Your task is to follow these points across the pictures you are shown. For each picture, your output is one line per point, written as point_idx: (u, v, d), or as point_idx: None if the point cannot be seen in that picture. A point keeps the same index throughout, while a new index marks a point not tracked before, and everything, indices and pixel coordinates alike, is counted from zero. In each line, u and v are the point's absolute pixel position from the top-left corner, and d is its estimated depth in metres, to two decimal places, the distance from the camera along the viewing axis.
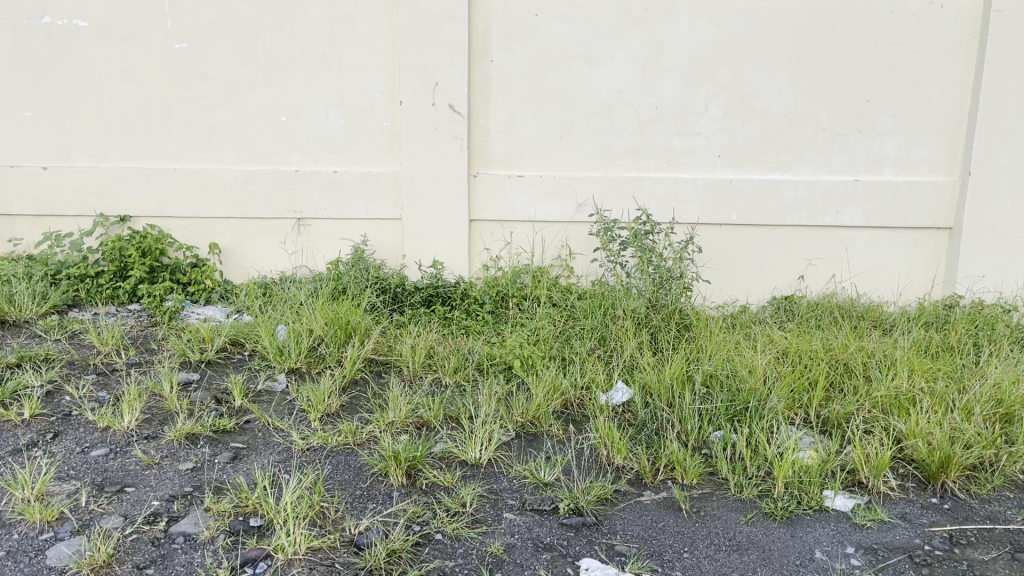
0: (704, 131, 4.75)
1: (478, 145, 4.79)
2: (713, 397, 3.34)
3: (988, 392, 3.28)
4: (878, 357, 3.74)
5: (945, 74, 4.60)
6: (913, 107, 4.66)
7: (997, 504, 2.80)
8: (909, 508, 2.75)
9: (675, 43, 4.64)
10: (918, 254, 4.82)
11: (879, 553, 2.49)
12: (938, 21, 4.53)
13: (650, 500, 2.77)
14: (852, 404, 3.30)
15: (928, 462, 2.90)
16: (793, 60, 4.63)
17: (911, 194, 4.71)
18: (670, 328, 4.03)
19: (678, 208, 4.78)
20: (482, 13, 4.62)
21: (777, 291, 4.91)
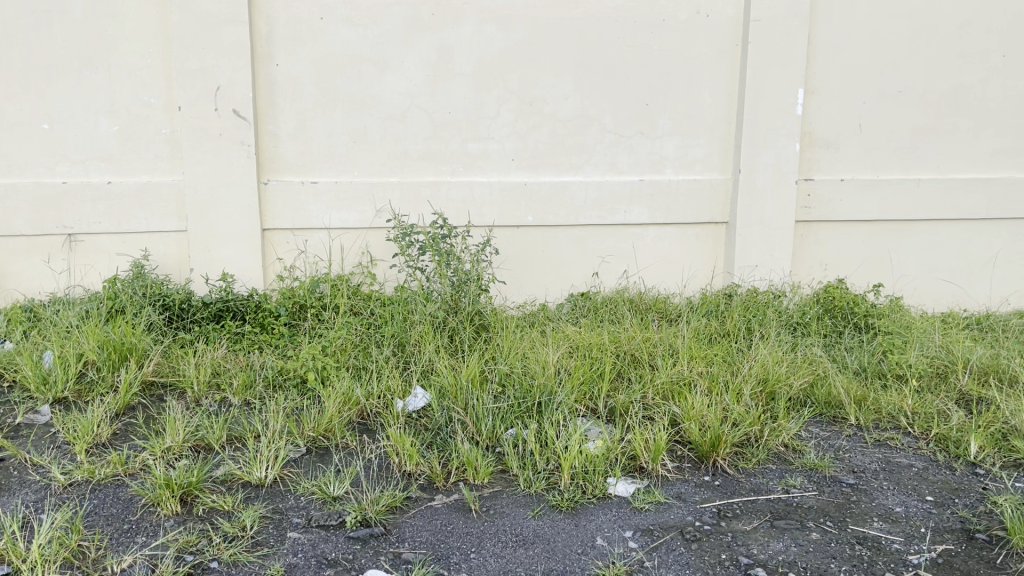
0: (497, 135, 4.83)
1: (267, 152, 4.62)
2: (506, 395, 3.40)
3: (755, 373, 3.54)
4: (662, 345, 3.94)
5: (713, 79, 4.94)
6: (688, 110, 4.97)
7: (760, 476, 3.02)
8: (684, 487, 2.92)
9: (464, 48, 4.69)
10: (698, 248, 5.14)
11: (654, 533, 2.62)
12: (704, 30, 4.86)
13: (441, 503, 2.77)
14: (636, 393, 3.45)
15: (701, 443, 3.09)
16: (577, 65, 4.81)
17: (690, 192, 5.02)
18: (469, 330, 4.06)
19: (476, 210, 4.83)
20: (263, 16, 4.46)
21: (574, 289, 5.09)
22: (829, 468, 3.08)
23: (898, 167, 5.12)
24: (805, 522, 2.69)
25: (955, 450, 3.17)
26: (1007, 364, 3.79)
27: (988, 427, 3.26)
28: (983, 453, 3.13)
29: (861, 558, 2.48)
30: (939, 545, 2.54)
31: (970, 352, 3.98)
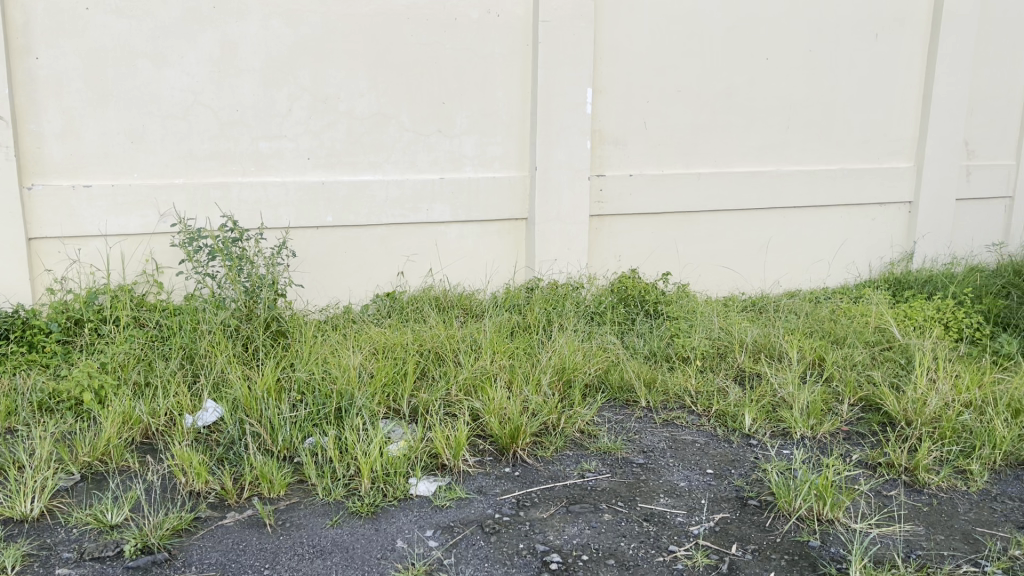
0: (290, 134, 4.67)
1: (30, 154, 4.20)
2: (304, 403, 3.29)
3: (553, 363, 3.64)
4: (464, 341, 3.96)
5: (507, 78, 5.03)
6: (484, 108, 5.03)
7: (558, 463, 3.11)
8: (485, 481, 2.96)
9: (250, 43, 4.49)
10: (501, 244, 5.23)
11: (454, 530, 2.63)
12: (495, 29, 4.93)
13: (233, 521, 2.64)
14: (438, 391, 3.45)
15: (501, 435, 3.14)
16: (370, 62, 4.74)
17: (490, 188, 5.09)
18: (264, 337, 3.89)
19: (271, 212, 4.65)
20: (18, 4, 4.05)
21: (378, 289, 5.01)
22: (621, 450, 3.22)
23: (680, 163, 5.44)
24: (598, 504, 2.80)
25: (733, 423, 3.42)
26: (777, 342, 4.11)
27: (760, 400, 3.54)
28: (756, 424, 3.40)
29: (648, 533, 2.61)
30: (717, 514, 2.73)
31: (746, 332, 4.29)
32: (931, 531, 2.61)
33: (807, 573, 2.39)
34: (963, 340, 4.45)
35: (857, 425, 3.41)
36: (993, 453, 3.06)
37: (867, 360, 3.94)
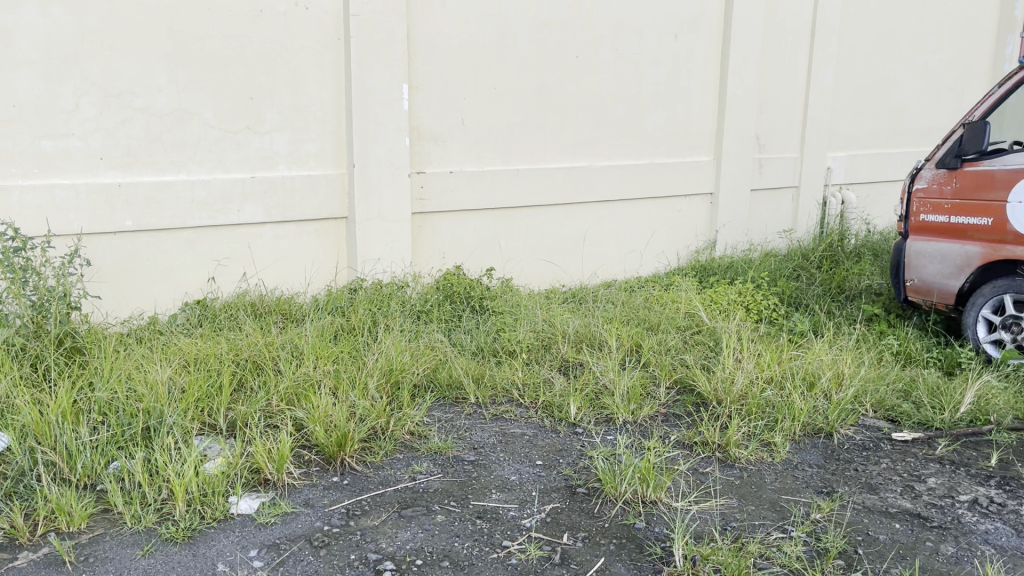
0: (79, 132, 4.27)
1: None
2: (106, 424, 3.02)
3: (379, 365, 3.56)
4: (284, 348, 3.78)
5: (319, 73, 4.86)
6: (295, 104, 4.83)
7: (388, 468, 3.03)
8: (312, 492, 2.84)
9: (27, 32, 4.06)
10: (320, 245, 5.04)
11: (280, 547, 2.50)
12: (304, 23, 4.75)
13: (25, 562, 2.40)
14: (258, 402, 3.27)
15: (327, 444, 3.03)
16: (168, 55, 4.42)
17: (306, 187, 4.90)
18: (57, 355, 3.53)
19: (59, 217, 4.24)
20: None
21: (188, 297, 4.70)
22: (452, 448, 3.20)
23: (499, 160, 5.49)
24: (430, 506, 2.76)
25: (559, 414, 3.49)
26: (598, 331, 4.24)
27: (584, 389, 3.64)
28: (581, 413, 3.48)
29: (481, 531, 2.61)
30: (547, 505, 2.77)
31: (568, 323, 4.40)
32: (743, 502, 2.77)
33: (634, 555, 2.47)
34: (762, 321, 4.80)
35: (674, 406, 3.57)
36: (793, 425, 3.31)
37: (679, 344, 4.15)
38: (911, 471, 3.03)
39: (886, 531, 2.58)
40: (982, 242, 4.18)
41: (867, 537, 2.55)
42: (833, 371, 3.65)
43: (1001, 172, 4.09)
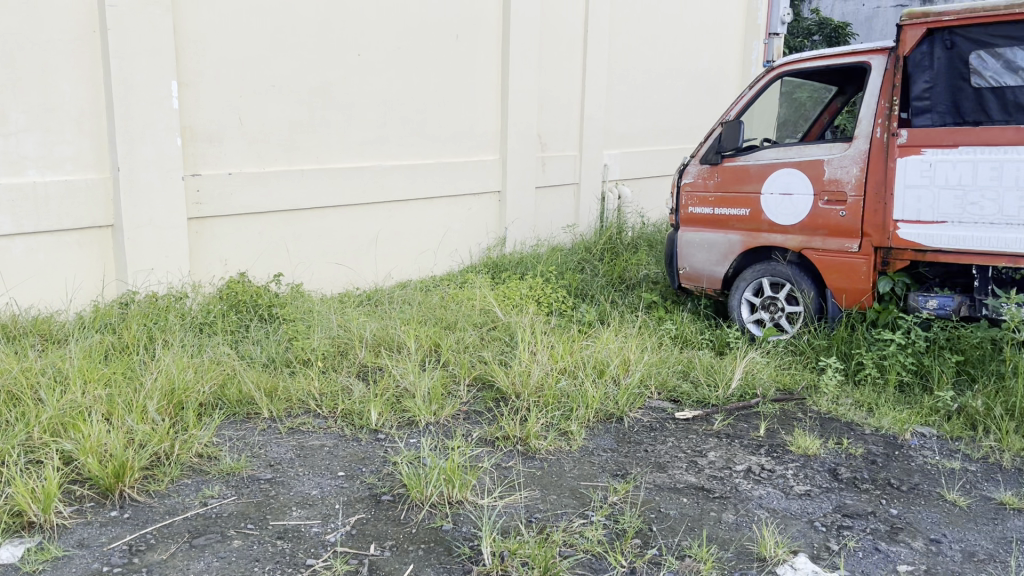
0: None
1: None
2: None
3: (159, 385, 3.29)
4: (45, 373, 3.40)
5: (72, 68, 4.39)
6: (45, 102, 4.34)
7: (175, 495, 2.81)
8: (87, 531, 2.57)
9: None
10: (82, 257, 4.57)
11: None
12: (51, 12, 4.27)
13: None
14: (18, 436, 2.91)
15: (103, 476, 2.75)
16: None
17: (63, 194, 4.42)
18: None
19: None
20: None
21: None
22: (246, 468, 3.02)
23: (281, 160, 5.26)
24: (226, 532, 2.59)
25: (359, 421, 3.40)
26: (394, 334, 4.18)
27: (384, 394, 3.57)
28: (382, 418, 3.42)
29: (283, 552, 2.48)
30: (352, 517, 2.69)
31: (364, 327, 4.31)
32: (545, 492, 2.85)
33: (443, 558, 2.45)
34: (553, 314, 4.97)
35: (474, 404, 3.60)
36: (588, 412, 3.45)
37: (477, 341, 4.19)
38: (693, 446, 3.25)
39: (675, 506, 2.75)
40: (742, 231, 4.58)
41: (660, 513, 2.70)
42: (620, 358, 3.84)
43: (754, 166, 4.50)
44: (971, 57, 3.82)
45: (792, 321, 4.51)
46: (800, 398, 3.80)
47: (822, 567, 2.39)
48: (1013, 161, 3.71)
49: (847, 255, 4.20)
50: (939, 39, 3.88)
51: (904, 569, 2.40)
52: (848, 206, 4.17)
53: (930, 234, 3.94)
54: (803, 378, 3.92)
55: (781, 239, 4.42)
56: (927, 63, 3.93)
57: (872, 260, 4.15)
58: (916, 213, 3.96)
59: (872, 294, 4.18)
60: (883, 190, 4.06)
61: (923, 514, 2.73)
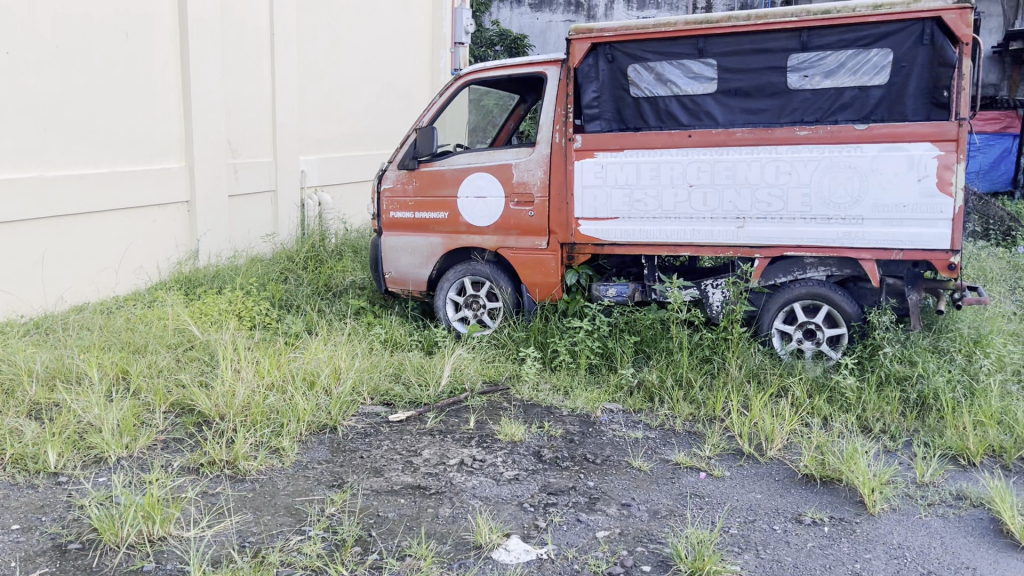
0: None
1: None
2: None
3: None
4: None
5: None
6: None
7: None
8: None
9: None
10: None
11: None
12: None
13: None
14: None
15: None
16: None
17: None
18: None
19: None
20: None
21: None
22: None
23: None
24: None
25: (34, 466, 3.01)
26: (72, 364, 3.76)
27: (63, 431, 3.19)
28: (63, 459, 3.05)
29: None
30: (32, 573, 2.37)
31: (32, 360, 3.81)
32: (258, 514, 2.73)
33: None
34: (256, 328, 4.76)
35: (173, 431, 3.35)
36: (299, 426, 3.35)
37: (172, 364, 3.90)
38: (408, 447, 3.29)
39: (393, 508, 2.78)
40: (442, 234, 4.73)
41: (378, 518, 2.70)
42: (330, 367, 3.79)
43: (449, 171, 4.67)
44: (628, 70, 4.28)
45: (493, 317, 4.75)
46: (504, 388, 4.01)
47: (532, 545, 2.55)
48: (667, 161, 4.21)
49: (538, 252, 4.52)
50: (602, 53, 4.30)
51: (602, 535, 2.63)
52: (536, 207, 4.48)
53: (606, 229, 4.36)
54: (506, 369, 4.13)
55: (479, 240, 4.64)
56: (594, 75, 4.33)
57: (559, 255, 4.49)
58: (593, 211, 4.36)
59: (562, 286, 4.52)
60: (565, 191, 4.42)
61: (615, 482, 3.02)
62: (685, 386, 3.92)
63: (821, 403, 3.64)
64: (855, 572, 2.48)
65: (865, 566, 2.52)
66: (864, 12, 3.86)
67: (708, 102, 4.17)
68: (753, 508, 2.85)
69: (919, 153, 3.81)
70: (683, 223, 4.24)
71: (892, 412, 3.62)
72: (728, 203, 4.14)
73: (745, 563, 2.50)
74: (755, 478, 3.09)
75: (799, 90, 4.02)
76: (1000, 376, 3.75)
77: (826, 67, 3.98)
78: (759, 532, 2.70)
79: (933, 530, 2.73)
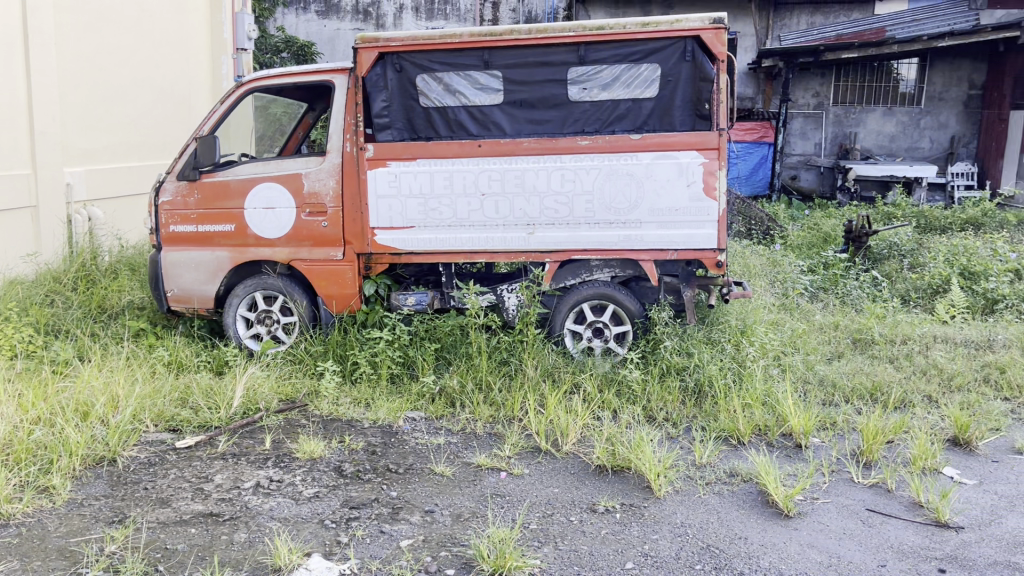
0: None
1: None
2: None
3: None
4: None
5: None
6: None
7: None
8: None
9: None
10: None
11: None
12: None
13: None
14: None
15: None
16: None
17: None
18: None
19: None
20: None
21: None
22: None
23: None
24: None
25: None
26: None
27: None
28: None
29: None
30: None
31: None
32: (26, 561, 2.48)
33: None
34: (17, 358, 4.32)
35: None
36: (71, 461, 3.08)
37: None
38: (198, 473, 3.12)
39: (183, 539, 2.62)
40: (229, 247, 4.53)
41: (166, 551, 2.54)
42: (107, 395, 3.51)
43: (234, 182, 4.48)
44: (417, 80, 4.31)
45: (289, 332, 4.61)
46: (302, 405, 3.89)
47: (334, 561, 2.50)
48: (459, 170, 4.28)
49: (333, 263, 4.43)
50: (390, 62, 4.30)
51: (405, 543, 2.63)
52: (329, 217, 4.40)
53: (401, 238, 4.37)
54: (304, 385, 4.01)
55: (269, 253, 4.48)
56: (382, 84, 4.31)
57: (356, 266, 4.44)
58: (389, 220, 4.35)
59: (359, 297, 4.47)
60: (359, 201, 4.38)
61: (418, 490, 3.03)
62: (484, 390, 4.00)
63: (611, 397, 3.85)
64: (644, 553, 2.65)
65: (652, 546, 2.69)
66: (633, 30, 4.12)
67: (495, 112, 4.29)
68: (550, 503, 2.97)
69: (687, 161, 4.13)
70: (477, 230, 4.33)
71: (673, 401, 3.89)
72: (519, 210, 4.28)
73: (544, 556, 2.60)
74: (552, 473, 3.21)
75: (579, 101, 4.24)
76: (763, 362, 4.14)
77: (603, 80, 4.22)
78: (557, 525, 2.81)
79: (711, 507, 2.97)
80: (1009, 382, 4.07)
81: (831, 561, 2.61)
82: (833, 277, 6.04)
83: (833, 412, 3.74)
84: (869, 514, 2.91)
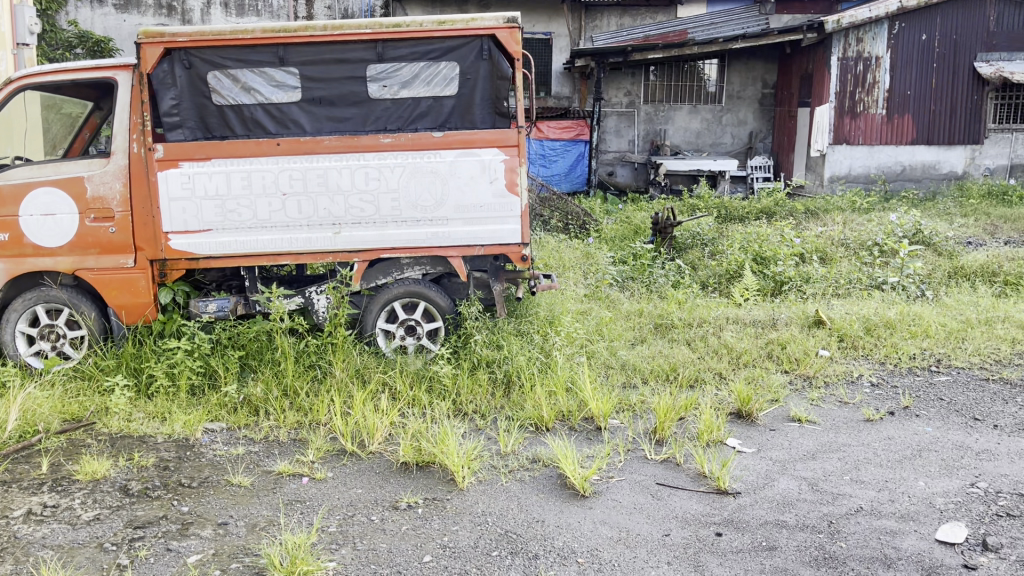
0: None
1: None
2: None
3: None
4: None
5: None
6: None
7: None
8: None
9: None
10: None
11: None
12: None
13: None
14: None
15: None
16: None
17: None
18: None
19: None
20: None
21: None
22: None
23: None
24: None
25: None
26: None
27: None
28: None
29: None
30: None
31: None
32: None
33: None
34: None
35: None
36: None
37: None
38: None
39: None
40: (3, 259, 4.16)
41: None
42: None
43: (6, 187, 4.13)
44: (209, 77, 4.13)
45: (77, 347, 4.30)
46: (88, 424, 3.64)
47: None
48: (258, 170, 4.15)
49: (124, 271, 4.18)
50: (177, 58, 4.09)
51: (193, 559, 2.51)
52: (116, 222, 4.15)
53: (199, 242, 4.18)
54: (91, 404, 3.76)
55: (50, 263, 4.16)
56: (170, 81, 4.09)
57: (149, 274, 4.21)
58: (184, 224, 4.15)
59: (155, 306, 4.23)
60: (149, 204, 4.16)
61: (212, 503, 2.91)
62: (290, 395, 3.90)
63: (420, 393, 3.87)
64: (442, 545, 2.67)
65: (451, 538, 2.72)
66: (430, 27, 4.14)
67: (293, 110, 4.19)
68: (351, 504, 2.93)
69: (488, 158, 4.20)
70: (280, 231, 4.21)
71: (482, 393, 3.96)
72: (323, 209, 4.20)
73: (340, 558, 2.56)
74: (356, 475, 3.18)
75: (380, 99, 4.21)
76: (568, 350, 4.29)
77: (402, 78, 4.21)
78: (358, 525, 2.79)
79: (512, 493, 3.04)
80: (789, 356, 4.44)
81: (620, 535, 2.74)
82: (641, 266, 6.34)
83: (631, 394, 3.93)
84: (659, 488, 3.08)
